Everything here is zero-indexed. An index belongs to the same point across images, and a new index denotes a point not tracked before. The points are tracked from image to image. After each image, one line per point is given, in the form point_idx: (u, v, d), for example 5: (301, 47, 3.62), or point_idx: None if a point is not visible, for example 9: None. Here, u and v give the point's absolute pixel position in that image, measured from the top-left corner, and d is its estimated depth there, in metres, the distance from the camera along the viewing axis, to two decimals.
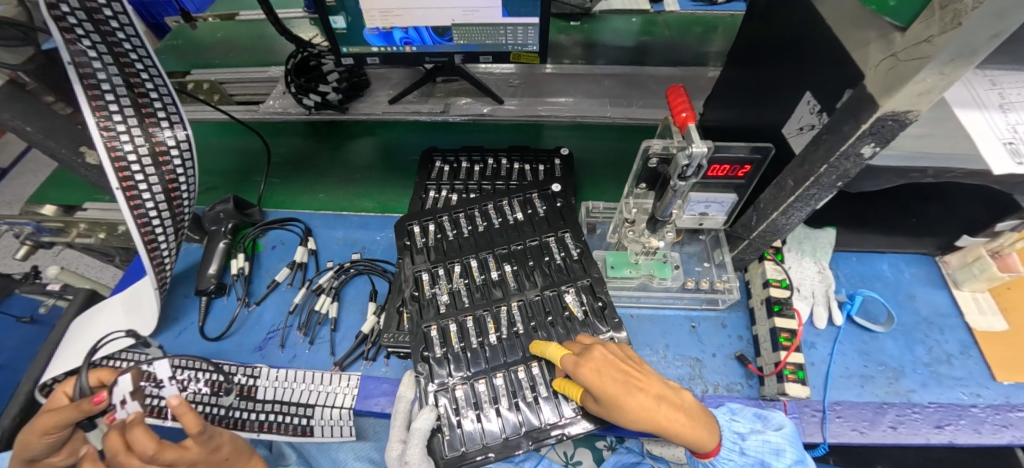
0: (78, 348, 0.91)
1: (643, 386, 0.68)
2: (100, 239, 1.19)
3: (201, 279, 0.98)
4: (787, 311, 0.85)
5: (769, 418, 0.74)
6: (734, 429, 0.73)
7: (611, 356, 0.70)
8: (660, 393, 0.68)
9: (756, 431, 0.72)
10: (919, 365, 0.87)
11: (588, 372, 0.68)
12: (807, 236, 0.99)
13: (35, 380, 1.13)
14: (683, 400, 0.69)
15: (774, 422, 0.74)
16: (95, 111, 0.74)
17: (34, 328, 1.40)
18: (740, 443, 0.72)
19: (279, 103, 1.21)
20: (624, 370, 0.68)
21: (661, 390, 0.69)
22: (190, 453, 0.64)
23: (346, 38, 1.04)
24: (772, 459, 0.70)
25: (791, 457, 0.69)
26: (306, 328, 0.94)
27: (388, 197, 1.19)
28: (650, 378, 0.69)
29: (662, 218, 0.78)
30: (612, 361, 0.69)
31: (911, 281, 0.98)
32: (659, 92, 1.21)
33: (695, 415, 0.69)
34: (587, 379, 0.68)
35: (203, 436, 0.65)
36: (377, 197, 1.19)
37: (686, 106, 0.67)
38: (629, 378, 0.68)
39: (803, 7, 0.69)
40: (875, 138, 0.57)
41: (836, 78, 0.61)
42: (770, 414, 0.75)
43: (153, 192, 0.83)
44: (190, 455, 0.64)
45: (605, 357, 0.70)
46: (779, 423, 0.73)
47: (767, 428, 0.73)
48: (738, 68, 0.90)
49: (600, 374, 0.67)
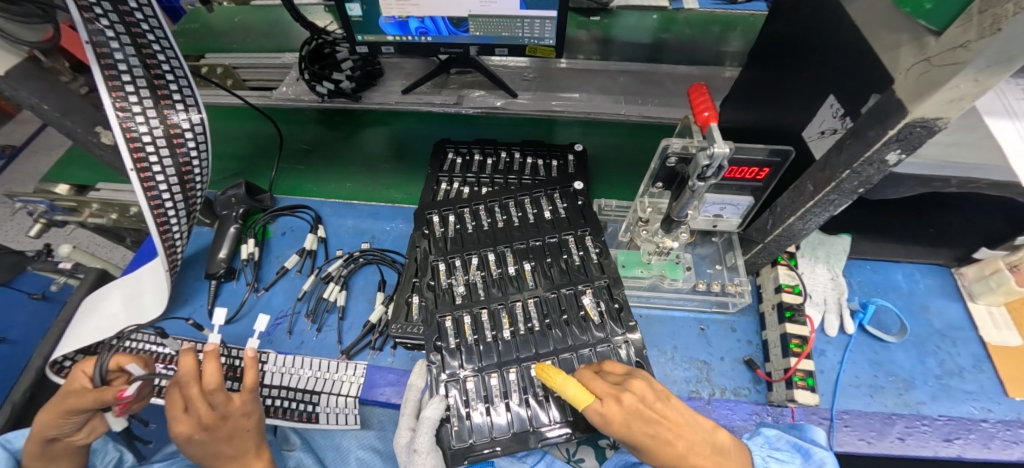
0: (86, 327, 0.92)
1: (675, 437, 0.65)
2: (113, 219, 1.20)
3: (212, 262, 0.98)
4: (798, 318, 0.84)
5: (810, 453, 0.67)
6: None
7: (641, 405, 0.65)
8: (694, 441, 0.65)
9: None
10: (930, 378, 0.86)
11: (616, 427, 0.65)
12: (821, 242, 0.97)
13: (46, 355, 1.15)
14: (716, 444, 0.66)
15: (815, 460, 0.66)
16: (111, 91, 0.74)
17: (46, 305, 1.42)
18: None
19: (293, 90, 1.21)
20: (653, 422, 0.65)
21: (693, 437, 0.65)
22: (230, 409, 0.69)
23: (361, 26, 1.03)
24: None
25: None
26: (314, 315, 0.94)
27: (416, 189, 1.18)
28: (682, 424, 0.66)
29: (678, 219, 0.77)
30: (640, 410, 0.65)
31: (926, 291, 0.97)
32: (675, 91, 1.19)
33: (725, 457, 0.66)
34: (616, 433, 0.65)
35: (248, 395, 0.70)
36: (406, 189, 1.18)
37: (708, 105, 0.65)
38: (659, 429, 0.65)
39: (829, 8, 0.68)
40: (902, 144, 0.55)
41: (863, 80, 0.60)
42: (812, 450, 0.67)
43: (166, 174, 0.83)
44: (229, 409, 0.69)
45: (635, 406, 0.65)
46: (821, 461, 0.66)
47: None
48: (758, 68, 0.89)
49: (629, 430, 0.65)
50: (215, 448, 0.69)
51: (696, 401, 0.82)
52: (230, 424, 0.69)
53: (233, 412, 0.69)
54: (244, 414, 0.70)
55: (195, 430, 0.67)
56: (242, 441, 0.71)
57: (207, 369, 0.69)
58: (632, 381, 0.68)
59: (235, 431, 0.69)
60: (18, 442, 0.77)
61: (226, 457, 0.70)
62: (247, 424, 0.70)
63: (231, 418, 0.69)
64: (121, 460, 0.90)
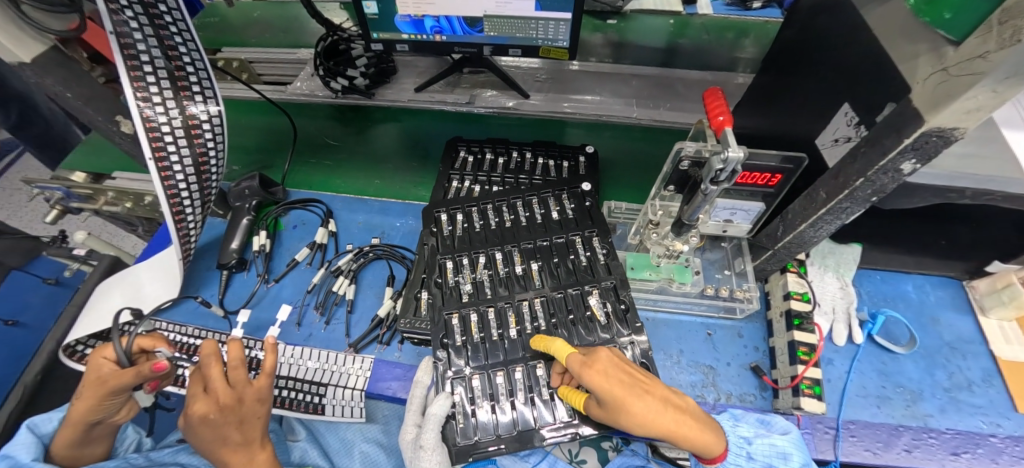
0: (97, 313, 0.92)
1: (650, 389, 0.67)
2: (127, 208, 1.22)
3: (224, 253, 1.00)
4: (807, 326, 0.84)
5: (772, 424, 0.73)
6: (740, 434, 0.71)
7: (616, 358, 0.69)
8: (666, 396, 0.67)
9: (762, 434, 0.70)
10: (939, 390, 0.85)
11: (595, 373, 0.66)
12: (831, 250, 0.97)
13: (59, 340, 1.18)
14: (686, 404, 0.68)
15: (778, 427, 0.71)
16: (133, 81, 0.76)
17: (59, 290, 1.45)
18: (747, 448, 0.69)
19: (307, 85, 1.21)
20: (630, 373, 0.67)
21: (665, 393, 0.67)
22: (246, 392, 0.70)
23: (377, 23, 1.04)
24: (779, 464, 0.67)
25: (797, 461, 0.67)
26: (323, 308, 0.95)
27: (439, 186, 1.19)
28: (655, 382, 0.68)
29: (688, 222, 0.77)
30: (617, 362, 0.68)
31: (935, 304, 0.96)
32: (687, 95, 1.19)
33: (699, 418, 0.67)
34: (594, 383, 0.65)
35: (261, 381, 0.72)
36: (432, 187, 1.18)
37: (723, 109, 0.65)
38: (635, 381, 0.66)
39: (845, 15, 0.68)
40: (917, 154, 0.55)
41: (880, 90, 0.60)
42: (773, 419, 0.73)
43: (184, 164, 0.84)
44: (245, 391, 0.70)
45: (611, 359, 0.68)
46: (784, 428, 0.71)
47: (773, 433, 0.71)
48: (772, 75, 0.89)
49: (608, 376, 0.66)
50: (221, 433, 0.69)
51: (702, 405, 0.82)
52: (244, 408, 0.70)
53: (248, 396, 0.70)
54: (258, 400, 0.71)
55: (210, 410, 0.67)
56: (250, 427, 0.71)
57: (231, 351, 0.71)
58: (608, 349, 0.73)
59: (245, 416, 0.70)
60: (47, 427, 0.77)
61: (231, 445, 0.70)
62: (259, 411, 0.72)
63: (245, 403, 0.70)
64: (140, 443, 0.91)
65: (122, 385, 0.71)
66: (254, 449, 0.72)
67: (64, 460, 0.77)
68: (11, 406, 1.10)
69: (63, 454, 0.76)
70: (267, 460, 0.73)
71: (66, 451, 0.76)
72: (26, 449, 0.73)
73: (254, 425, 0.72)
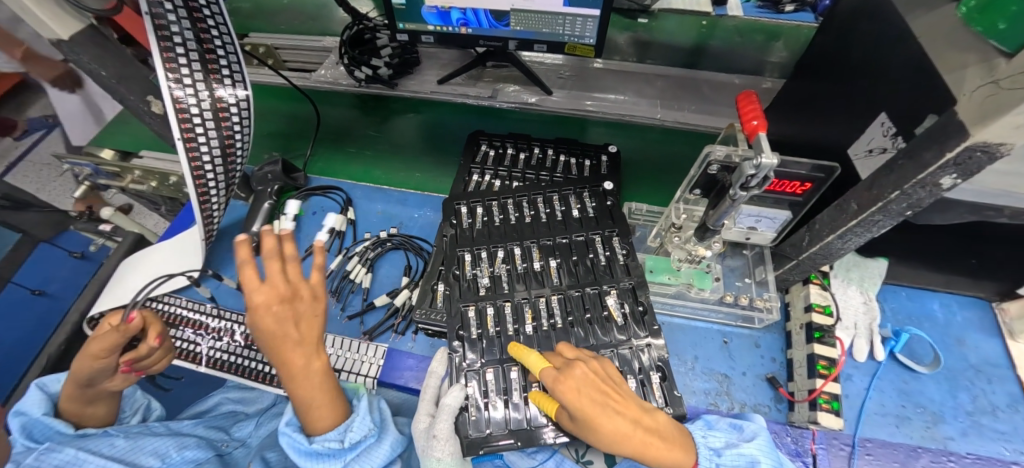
0: (124, 286, 0.97)
1: (621, 408, 0.65)
2: (152, 187, 1.25)
3: (245, 235, 1.02)
4: (828, 339, 0.82)
5: (744, 428, 0.72)
6: (710, 445, 0.70)
7: (592, 374, 0.67)
8: (638, 417, 0.65)
9: (732, 443, 0.69)
10: (961, 413, 0.82)
11: (567, 389, 0.65)
12: (856, 264, 0.94)
13: (82, 312, 1.21)
14: (659, 423, 0.66)
15: (749, 433, 0.71)
16: (166, 62, 0.77)
17: (83, 263, 1.52)
18: (716, 459, 0.67)
19: (330, 73, 1.22)
20: (604, 392, 0.65)
21: (637, 413, 0.65)
22: (304, 287, 0.68)
23: (403, 14, 1.04)
24: None
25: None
26: (339, 294, 0.96)
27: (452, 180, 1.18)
28: (628, 400, 0.66)
29: (713, 228, 0.76)
30: (592, 380, 0.66)
31: (962, 325, 0.93)
32: (712, 98, 1.17)
33: (669, 437, 0.65)
34: (566, 397, 0.65)
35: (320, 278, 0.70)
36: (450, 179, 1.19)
37: (757, 114, 0.63)
38: (607, 399, 0.65)
39: (887, 20, 0.66)
40: (958, 169, 0.53)
41: (919, 101, 0.58)
42: (745, 424, 0.72)
43: (211, 145, 0.85)
44: (302, 287, 0.67)
45: (586, 376, 0.67)
46: (753, 433, 0.70)
47: (741, 439, 0.70)
48: (804, 81, 0.87)
49: (580, 394, 0.65)
50: (280, 329, 0.65)
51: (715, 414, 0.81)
52: (303, 302, 0.67)
53: (307, 292, 0.68)
54: (315, 298, 0.69)
55: (274, 300, 0.64)
56: (310, 328, 0.68)
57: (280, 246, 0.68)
58: (588, 360, 0.71)
59: (304, 313, 0.67)
60: (55, 386, 0.82)
61: (295, 344, 0.66)
62: (316, 310, 0.69)
63: (304, 298, 0.67)
64: (149, 408, 0.93)
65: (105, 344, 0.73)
66: (313, 354, 0.68)
67: (73, 416, 0.80)
68: (37, 373, 1.14)
69: (70, 409, 0.80)
70: (323, 369, 0.69)
71: (71, 408, 0.80)
72: (36, 404, 0.78)
73: (311, 327, 0.68)
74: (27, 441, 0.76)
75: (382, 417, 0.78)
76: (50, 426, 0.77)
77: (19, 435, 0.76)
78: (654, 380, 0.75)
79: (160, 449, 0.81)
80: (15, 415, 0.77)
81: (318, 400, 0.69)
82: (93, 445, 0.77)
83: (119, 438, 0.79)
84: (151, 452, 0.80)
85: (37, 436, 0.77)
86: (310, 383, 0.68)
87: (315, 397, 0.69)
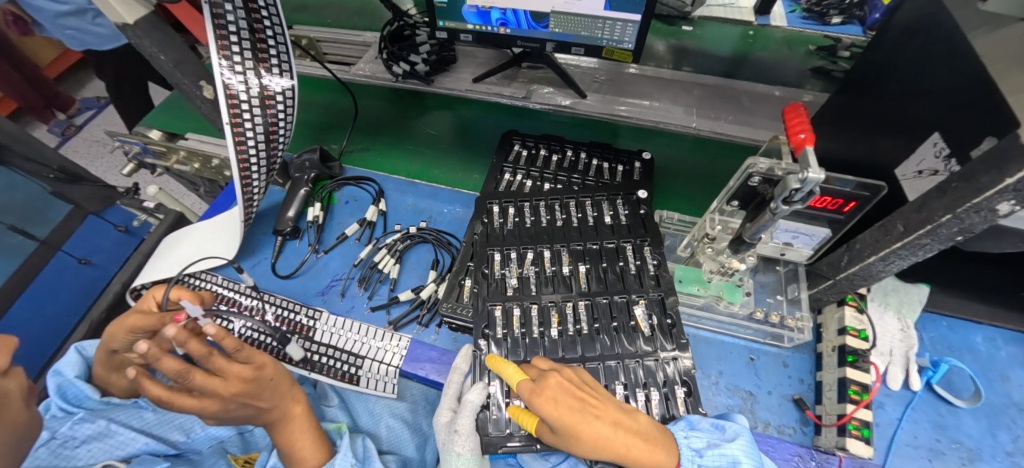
0: (166, 261, 1.02)
1: (600, 413, 0.65)
2: (195, 168, 1.31)
3: (280, 219, 1.05)
4: (862, 364, 0.79)
5: (725, 427, 0.68)
6: (691, 445, 0.66)
7: (567, 383, 0.67)
8: (617, 420, 0.65)
9: (715, 444, 0.65)
10: (1000, 452, 0.78)
11: (543, 402, 0.65)
12: (895, 288, 0.91)
13: (124, 282, 1.28)
14: (640, 423, 0.66)
15: (729, 433, 0.67)
16: (219, 49, 0.80)
17: (127, 238, 1.55)
18: (698, 461, 0.65)
19: (369, 67, 1.24)
20: (580, 398, 0.66)
21: (617, 415, 0.66)
22: (233, 372, 0.70)
23: (445, 11, 1.06)
24: None
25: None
26: (367, 283, 0.99)
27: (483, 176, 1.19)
28: (606, 404, 0.66)
29: (749, 240, 0.74)
30: (568, 387, 0.67)
31: (1007, 361, 0.88)
32: (750, 108, 1.15)
33: (651, 437, 0.65)
34: (543, 410, 0.65)
35: (243, 354, 0.72)
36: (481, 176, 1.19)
37: (805, 128, 0.61)
38: (584, 405, 0.65)
39: (946, 38, 0.63)
40: (1017, 195, 0.50)
41: (975, 124, 0.56)
42: (726, 424, 0.68)
43: (255, 131, 0.88)
44: (232, 372, 0.70)
45: (561, 384, 0.67)
46: (735, 433, 0.67)
47: (721, 440, 0.66)
48: (850, 97, 0.84)
49: (556, 404, 0.64)
50: (253, 405, 0.72)
51: None
52: (249, 387, 0.70)
53: (238, 373, 0.70)
54: (252, 369, 0.71)
55: (224, 403, 0.69)
56: (270, 394, 0.73)
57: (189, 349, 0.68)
58: (562, 369, 0.71)
59: (260, 387, 0.72)
60: (92, 350, 0.88)
61: (266, 410, 0.73)
62: (266, 375, 0.73)
63: (244, 383, 0.70)
64: None
65: (149, 322, 0.80)
66: (287, 404, 0.76)
67: (106, 382, 0.86)
68: (79, 338, 1.20)
69: (99, 374, 0.84)
70: (303, 411, 0.78)
71: (101, 372, 0.84)
72: (72, 367, 0.84)
73: (274, 391, 0.74)
74: (62, 402, 0.81)
75: (366, 451, 0.80)
76: (81, 390, 0.82)
77: (55, 396, 0.81)
78: (679, 395, 0.74)
79: (185, 424, 0.85)
80: (53, 374, 0.83)
81: (298, 440, 0.76)
82: (122, 417, 0.82)
83: (147, 411, 0.84)
84: (176, 426, 0.84)
85: (70, 399, 0.82)
86: (289, 429, 0.76)
87: (294, 439, 0.76)
